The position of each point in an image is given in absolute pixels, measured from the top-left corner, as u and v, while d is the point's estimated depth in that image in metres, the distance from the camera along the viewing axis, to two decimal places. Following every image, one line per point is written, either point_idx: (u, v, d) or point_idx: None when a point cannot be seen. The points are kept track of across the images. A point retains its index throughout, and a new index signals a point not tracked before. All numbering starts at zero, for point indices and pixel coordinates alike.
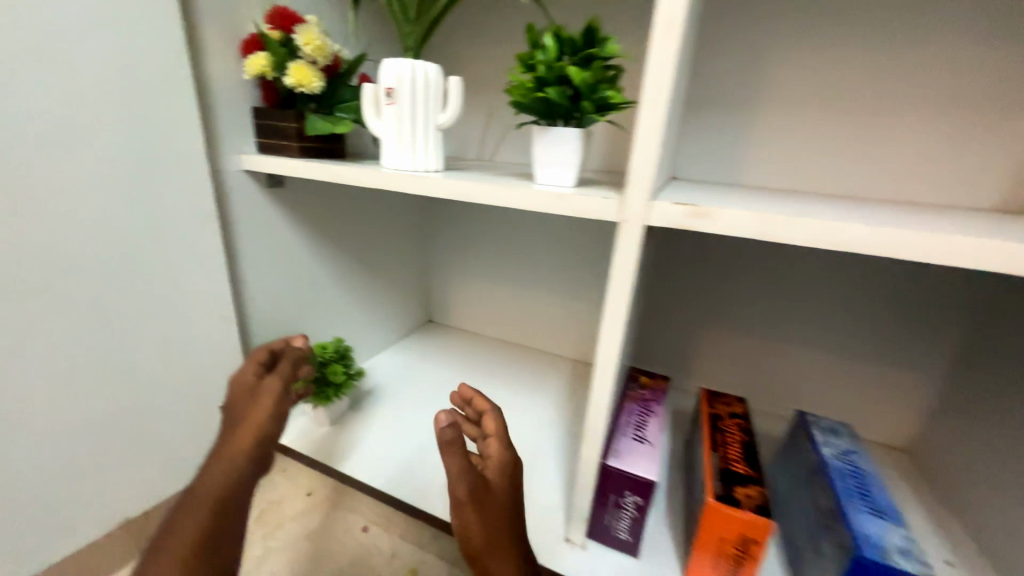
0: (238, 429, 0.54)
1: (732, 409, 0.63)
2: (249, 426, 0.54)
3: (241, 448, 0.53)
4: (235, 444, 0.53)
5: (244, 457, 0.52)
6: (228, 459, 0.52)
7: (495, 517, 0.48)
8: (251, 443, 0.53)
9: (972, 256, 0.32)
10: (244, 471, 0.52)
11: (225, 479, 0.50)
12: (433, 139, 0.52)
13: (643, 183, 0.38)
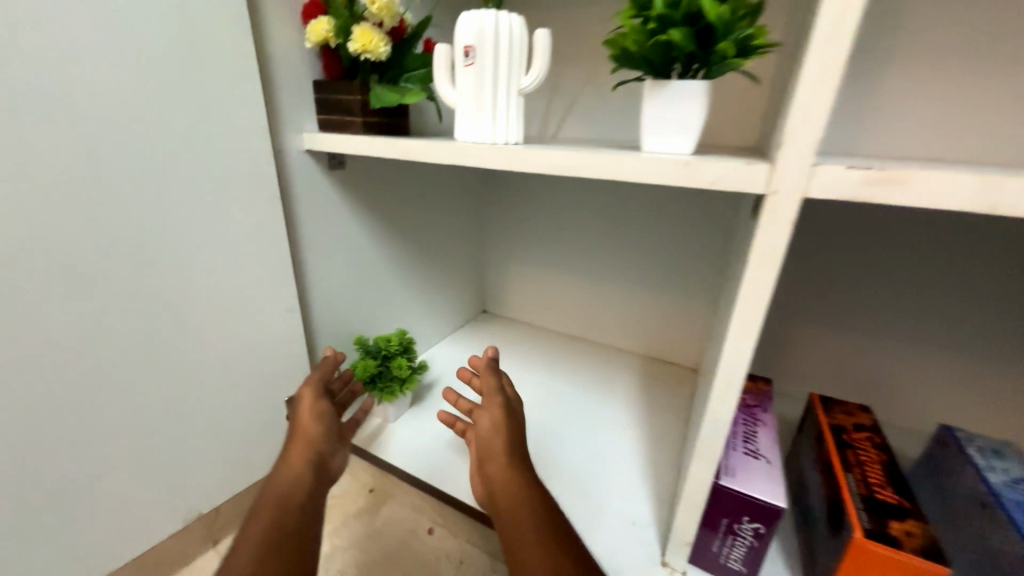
0: (290, 443, 0.53)
1: (857, 420, 0.53)
2: (300, 439, 0.53)
3: (294, 459, 0.51)
4: (289, 458, 0.51)
5: (297, 467, 0.51)
6: (284, 472, 0.50)
7: (514, 438, 0.51)
8: (303, 453, 0.52)
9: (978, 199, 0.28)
10: (301, 482, 0.50)
11: (284, 494, 0.48)
12: (515, 105, 0.46)
13: (807, 144, 0.30)
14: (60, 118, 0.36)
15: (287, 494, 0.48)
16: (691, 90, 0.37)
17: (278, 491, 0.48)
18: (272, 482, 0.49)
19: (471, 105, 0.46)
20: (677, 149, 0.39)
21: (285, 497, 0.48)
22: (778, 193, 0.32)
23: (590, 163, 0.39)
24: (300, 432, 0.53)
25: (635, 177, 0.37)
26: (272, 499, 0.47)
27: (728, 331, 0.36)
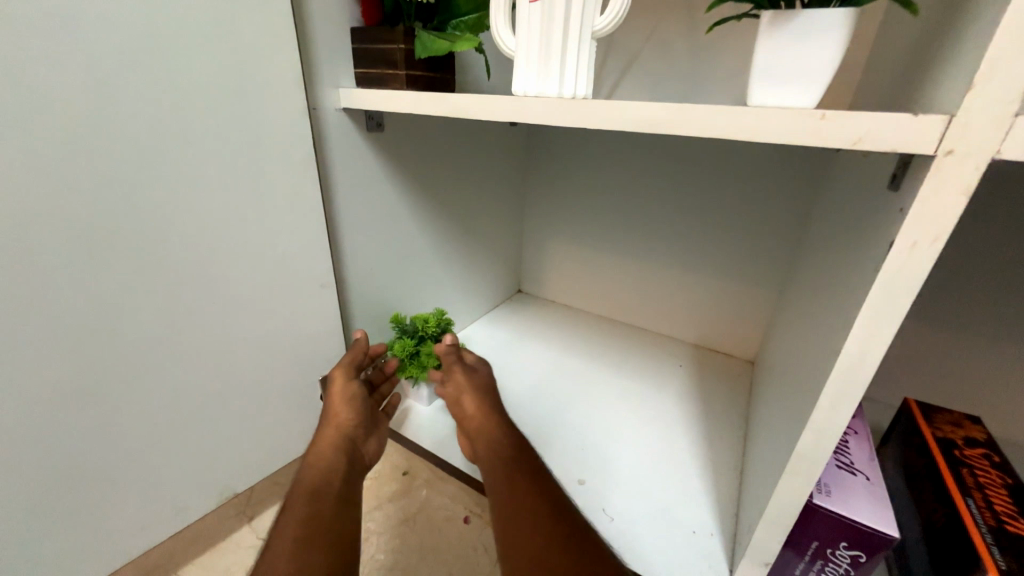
0: (321, 427, 0.50)
1: (967, 433, 0.46)
2: (331, 423, 0.50)
3: (326, 444, 0.48)
4: (320, 443, 0.48)
5: (328, 451, 0.48)
6: (315, 458, 0.47)
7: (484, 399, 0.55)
8: (335, 438, 0.49)
9: (992, 139, 0.23)
10: (333, 468, 0.46)
11: (316, 480, 0.45)
12: (588, 50, 0.38)
13: (1011, 85, 0.22)
14: (76, 57, 0.31)
15: (320, 482, 0.45)
16: (825, 24, 0.29)
17: (310, 477, 0.45)
18: (304, 467, 0.46)
19: (535, 52, 0.39)
20: (797, 103, 0.31)
21: (319, 485, 0.44)
22: (954, 151, 0.24)
23: (685, 117, 0.32)
24: (332, 417, 0.51)
25: (745, 135, 0.30)
26: (304, 487, 0.44)
27: (856, 322, 0.29)
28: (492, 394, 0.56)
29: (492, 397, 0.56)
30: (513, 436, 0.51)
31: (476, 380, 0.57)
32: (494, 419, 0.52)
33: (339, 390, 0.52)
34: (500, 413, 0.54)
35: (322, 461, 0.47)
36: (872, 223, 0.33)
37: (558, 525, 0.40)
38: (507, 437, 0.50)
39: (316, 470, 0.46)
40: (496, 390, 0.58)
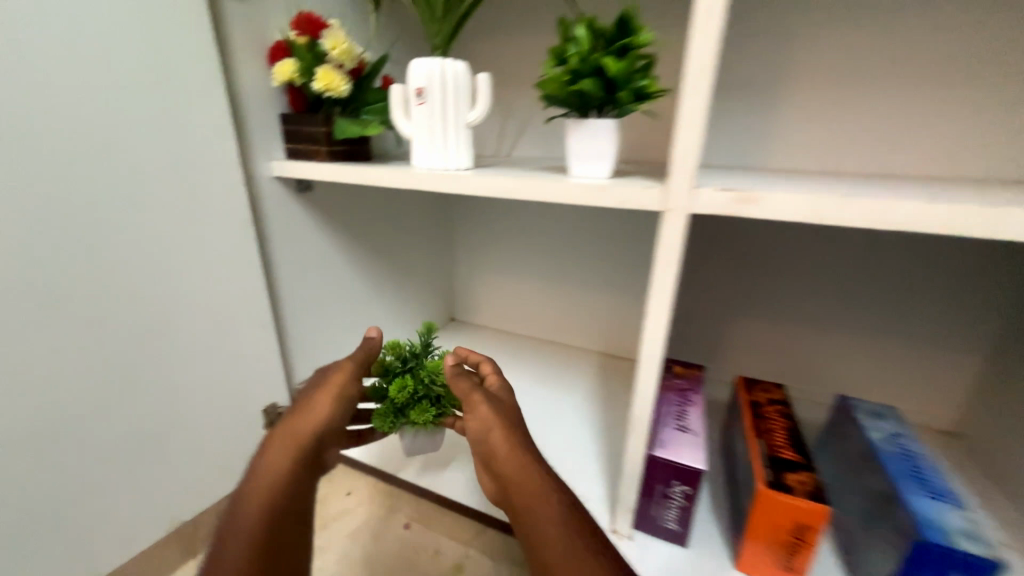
0: (291, 420, 0.51)
1: (771, 395, 0.63)
2: (303, 421, 0.51)
3: (292, 445, 0.50)
4: (285, 441, 0.50)
5: (297, 452, 0.50)
6: (280, 459, 0.49)
7: (512, 425, 0.47)
8: (302, 439, 0.50)
9: (689, 203, 0.39)
10: (296, 474, 0.49)
11: (279, 486, 0.48)
12: (464, 137, 0.52)
13: (688, 170, 0.38)
14: (45, 157, 0.40)
15: (278, 488, 0.48)
16: (604, 127, 0.45)
17: (271, 482, 0.48)
18: (266, 461, 0.49)
19: (424, 137, 0.52)
20: (597, 176, 0.47)
21: (279, 493, 0.48)
22: (671, 210, 0.40)
23: (527, 188, 0.47)
24: (305, 414, 0.51)
25: (564, 199, 0.45)
26: (263, 489, 0.47)
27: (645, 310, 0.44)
28: (517, 419, 0.49)
29: (512, 413, 0.49)
30: (532, 447, 0.47)
31: (500, 408, 0.49)
32: (519, 454, 0.46)
33: (325, 392, 0.52)
34: (526, 441, 0.47)
35: (288, 465, 0.49)
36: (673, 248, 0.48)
37: (536, 527, 0.42)
38: (517, 455, 0.46)
39: (281, 476, 0.48)
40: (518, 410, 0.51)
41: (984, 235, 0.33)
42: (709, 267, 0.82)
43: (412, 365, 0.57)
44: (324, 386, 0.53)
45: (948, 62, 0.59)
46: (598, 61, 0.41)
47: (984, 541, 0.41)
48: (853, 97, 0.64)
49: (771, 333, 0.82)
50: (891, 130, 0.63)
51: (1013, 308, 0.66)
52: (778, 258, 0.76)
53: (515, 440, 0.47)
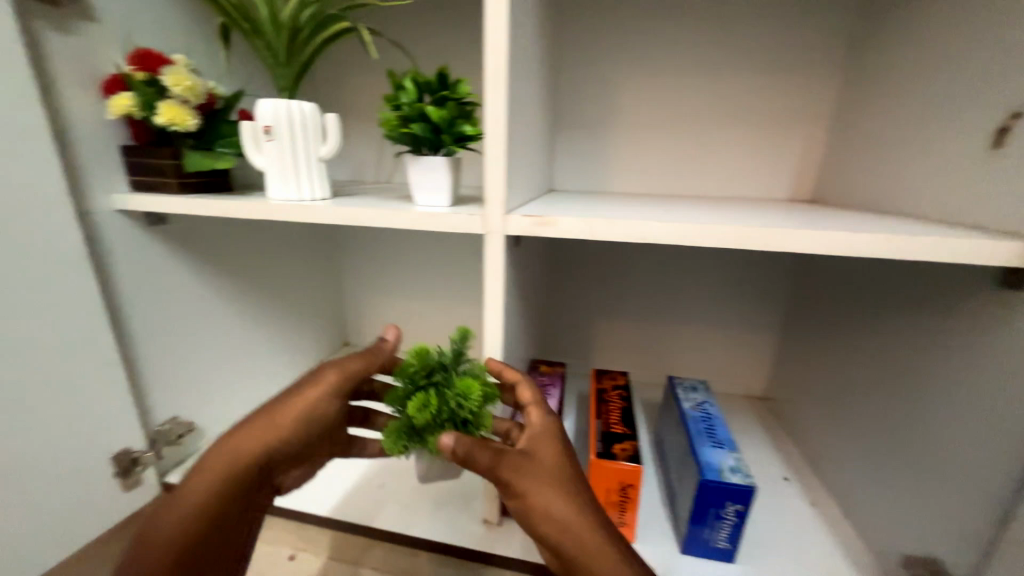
0: (260, 417, 0.50)
1: (615, 381, 0.74)
2: (273, 420, 0.50)
3: (257, 442, 0.49)
4: (253, 434, 0.49)
5: (262, 452, 0.49)
6: (237, 456, 0.48)
7: (540, 483, 0.43)
8: (268, 437, 0.49)
9: (504, 227, 0.48)
10: (253, 473, 0.49)
11: (230, 484, 0.48)
12: (317, 170, 0.57)
13: (499, 200, 0.47)
14: None
15: (228, 485, 0.48)
16: (437, 164, 0.52)
17: (221, 478, 0.48)
18: (223, 453, 0.49)
19: (275, 171, 0.55)
20: (437, 204, 0.54)
21: (228, 489, 0.48)
22: (490, 233, 0.48)
23: (374, 217, 0.53)
24: (271, 414, 0.50)
25: (407, 225, 0.51)
26: (209, 485, 0.47)
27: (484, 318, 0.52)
28: (549, 473, 0.44)
29: (535, 463, 0.44)
30: (564, 480, 0.44)
31: (521, 472, 0.43)
32: (545, 503, 0.42)
33: (310, 393, 0.51)
34: (555, 495, 0.43)
35: (244, 465, 0.48)
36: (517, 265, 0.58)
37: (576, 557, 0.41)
38: (552, 498, 0.42)
39: (234, 474, 0.48)
40: (547, 462, 0.44)
41: (704, 245, 0.45)
42: (573, 280, 0.94)
43: (438, 379, 0.48)
44: (297, 387, 0.52)
45: (710, 114, 0.79)
46: (421, 109, 0.49)
47: (744, 473, 0.54)
48: (658, 142, 0.83)
49: (627, 334, 0.96)
50: (686, 167, 0.83)
51: (785, 300, 0.86)
52: (624, 269, 0.91)
53: (542, 488, 0.43)
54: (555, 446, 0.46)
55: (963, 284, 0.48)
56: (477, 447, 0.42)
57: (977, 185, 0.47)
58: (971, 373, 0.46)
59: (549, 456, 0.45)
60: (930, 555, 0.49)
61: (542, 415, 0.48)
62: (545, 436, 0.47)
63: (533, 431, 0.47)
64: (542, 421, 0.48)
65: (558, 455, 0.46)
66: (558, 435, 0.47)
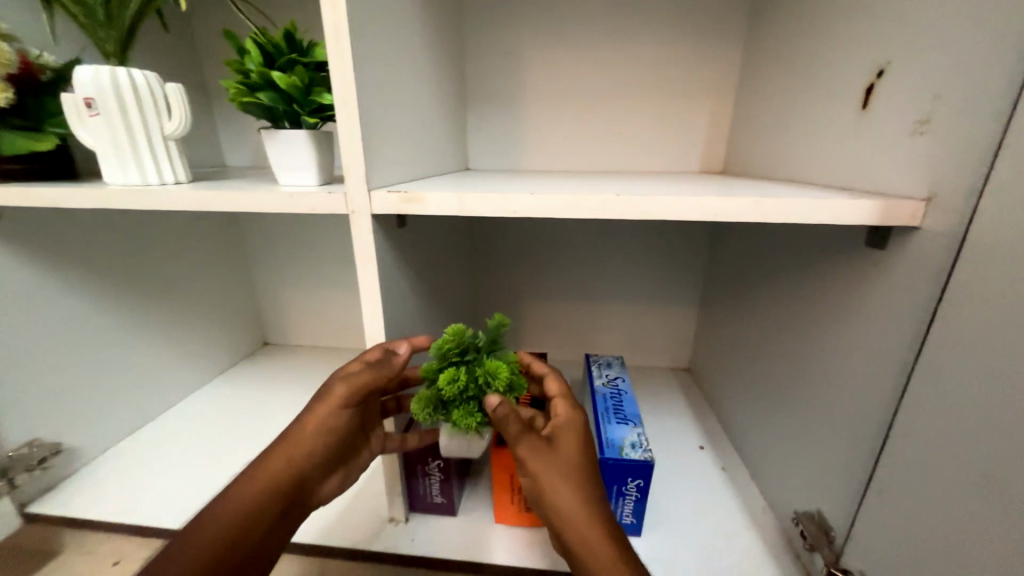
0: (280, 444, 0.45)
1: None
2: (288, 444, 0.45)
3: (267, 475, 0.44)
4: (266, 464, 0.44)
5: (275, 481, 0.44)
6: (246, 493, 0.43)
7: (561, 468, 0.43)
8: (279, 467, 0.44)
9: (370, 205, 0.44)
10: (266, 508, 0.43)
11: (238, 527, 0.41)
12: (163, 150, 0.50)
13: (359, 176, 0.43)
14: None
15: (239, 528, 0.41)
16: (298, 138, 0.47)
17: (229, 523, 0.41)
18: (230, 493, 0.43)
19: (108, 151, 0.48)
20: (306, 183, 0.49)
21: (240, 533, 0.41)
22: (355, 212, 0.44)
23: (227, 199, 0.47)
24: (294, 434, 0.45)
25: (265, 207, 0.46)
26: (215, 534, 0.40)
27: (361, 306, 0.48)
28: (573, 463, 0.43)
29: (556, 454, 0.43)
30: (581, 476, 0.43)
31: (545, 455, 0.43)
32: (561, 490, 0.42)
33: (320, 408, 0.45)
34: (577, 482, 0.43)
35: (253, 501, 0.43)
36: (407, 248, 0.54)
37: (584, 554, 0.41)
38: (567, 492, 0.42)
39: (245, 513, 0.42)
40: (576, 452, 0.44)
41: (578, 216, 0.43)
42: (496, 263, 0.91)
43: (474, 358, 0.45)
44: (320, 399, 0.45)
45: (619, 85, 0.77)
46: (271, 76, 0.43)
47: (645, 447, 0.54)
48: (569, 116, 0.80)
49: (555, 315, 0.94)
50: (599, 141, 0.81)
51: (704, 273, 0.87)
52: (546, 249, 0.89)
53: (558, 481, 0.42)
54: (579, 440, 0.45)
55: (838, 246, 0.49)
56: (509, 417, 0.42)
57: (849, 147, 0.47)
58: (844, 332, 0.47)
59: (575, 448, 0.44)
60: (816, 511, 0.51)
61: (574, 410, 0.47)
62: (569, 429, 0.45)
63: (559, 422, 0.45)
64: (570, 414, 0.46)
65: (580, 449, 0.44)
66: (584, 431, 0.46)
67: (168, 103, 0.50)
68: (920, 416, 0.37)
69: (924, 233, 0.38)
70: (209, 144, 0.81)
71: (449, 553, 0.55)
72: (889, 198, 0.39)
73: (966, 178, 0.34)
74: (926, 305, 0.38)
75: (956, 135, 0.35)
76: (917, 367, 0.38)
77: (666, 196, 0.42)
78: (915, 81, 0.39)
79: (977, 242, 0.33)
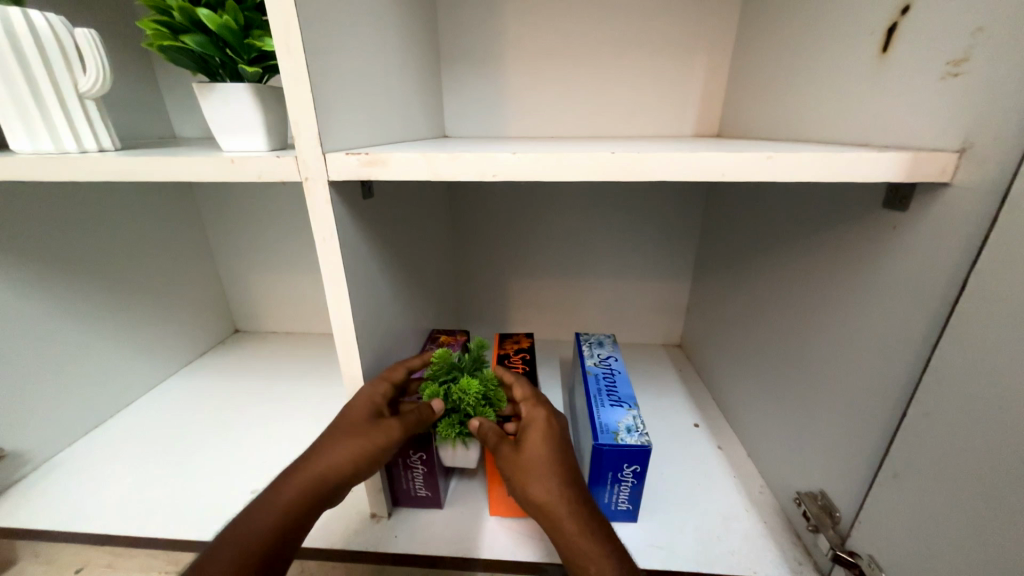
0: (312, 459, 0.43)
1: (520, 345, 0.68)
2: (322, 462, 0.42)
3: (300, 491, 0.41)
4: (297, 479, 0.42)
5: (307, 496, 0.42)
6: (280, 506, 0.40)
7: (536, 469, 0.43)
8: (311, 483, 0.42)
9: (327, 170, 0.38)
10: (298, 527, 0.41)
11: (268, 546, 0.38)
12: (72, 109, 0.43)
13: (311, 136, 0.36)
14: None
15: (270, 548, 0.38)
16: (237, 95, 0.40)
17: (259, 540, 0.38)
18: (259, 509, 0.40)
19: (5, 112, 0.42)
20: (252, 148, 0.42)
21: (271, 554, 0.38)
22: (309, 178, 0.38)
23: (152, 167, 0.40)
24: (333, 453, 0.42)
25: (201, 175, 0.39)
26: (241, 551, 0.37)
27: (324, 288, 0.42)
28: (549, 460, 0.43)
29: (523, 454, 0.43)
30: (551, 470, 0.43)
31: (520, 460, 0.43)
32: (540, 491, 0.42)
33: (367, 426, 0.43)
34: (556, 479, 0.42)
35: (286, 518, 0.40)
36: (375, 223, 0.49)
37: (570, 550, 0.40)
38: (540, 489, 0.42)
39: (277, 529, 0.39)
40: (549, 449, 0.44)
41: (567, 179, 0.38)
42: (480, 239, 0.86)
43: (455, 377, 0.51)
44: (366, 427, 0.43)
45: (610, 40, 0.70)
46: (193, 14, 0.38)
47: (641, 431, 0.50)
48: (554, 76, 0.73)
49: (542, 293, 0.90)
50: (587, 104, 0.75)
51: (698, 246, 0.83)
52: (532, 223, 0.83)
53: (529, 479, 0.42)
54: (548, 436, 0.45)
55: (851, 210, 0.45)
56: (483, 427, 0.46)
57: (863, 100, 0.43)
58: (856, 305, 0.44)
59: (548, 445, 0.44)
60: (819, 490, 0.49)
61: (536, 407, 0.48)
62: (534, 425, 0.46)
63: (525, 421, 0.46)
64: (534, 412, 0.47)
65: (548, 444, 0.44)
66: (552, 424, 0.46)
67: (77, 56, 0.44)
68: (940, 393, 0.34)
69: (954, 190, 0.34)
70: (152, 110, 0.73)
71: (437, 550, 0.51)
72: (917, 151, 0.35)
73: (1008, 125, 0.30)
74: (954, 271, 0.34)
75: (997, 76, 0.31)
76: (940, 339, 0.35)
77: (667, 155, 0.37)
78: (949, 15, 0.34)
79: (1020, 199, 0.29)
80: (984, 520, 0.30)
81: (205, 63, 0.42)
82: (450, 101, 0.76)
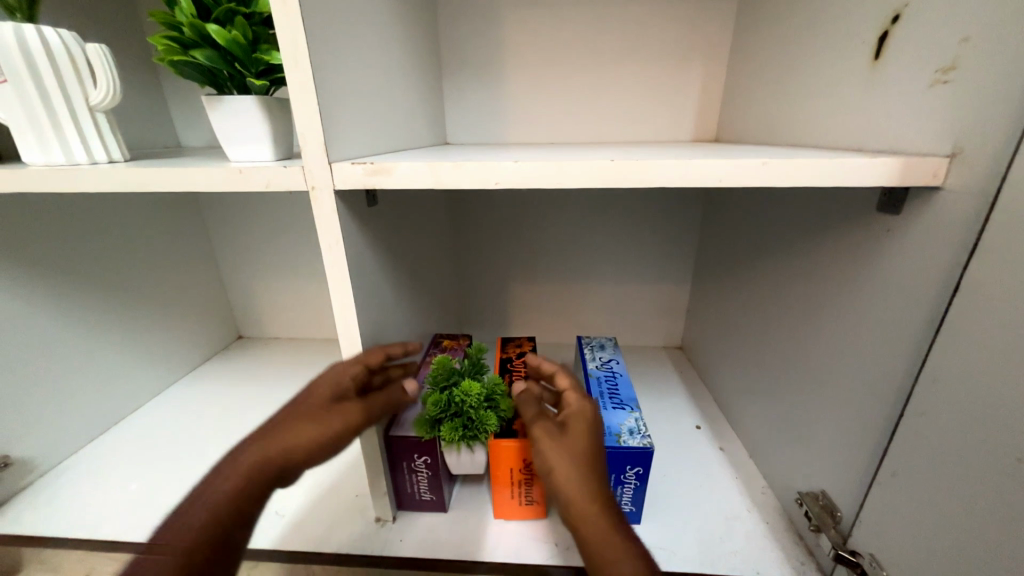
0: (265, 439, 0.41)
1: (522, 348, 0.69)
2: (277, 445, 0.41)
3: (251, 473, 0.39)
4: (247, 458, 0.40)
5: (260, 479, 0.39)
6: (227, 492, 0.37)
7: (570, 453, 0.42)
8: (264, 465, 0.40)
9: (334, 179, 0.39)
10: (248, 513, 0.38)
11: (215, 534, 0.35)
12: (87, 121, 0.44)
13: (318, 147, 0.37)
14: None
15: (223, 532, 0.35)
16: (245, 107, 0.41)
17: (206, 528, 0.35)
18: (202, 497, 0.37)
19: (20, 125, 0.43)
20: (260, 158, 0.43)
21: (220, 543, 0.35)
22: (315, 187, 0.39)
23: (162, 179, 0.40)
24: (291, 435, 0.41)
25: (210, 186, 0.40)
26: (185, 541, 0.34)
27: (330, 295, 0.43)
28: (584, 449, 0.42)
29: (562, 435, 0.44)
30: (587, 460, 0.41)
31: (556, 442, 0.43)
32: (571, 475, 0.40)
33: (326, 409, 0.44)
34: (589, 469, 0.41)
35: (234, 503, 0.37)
36: (379, 230, 0.49)
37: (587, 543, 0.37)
38: (563, 465, 0.41)
39: (224, 516, 0.36)
40: (591, 441, 0.43)
41: (568, 186, 0.39)
42: (481, 244, 0.86)
43: (456, 380, 0.54)
44: (327, 408, 0.44)
45: (607, 48, 0.72)
46: (203, 30, 0.39)
47: (643, 433, 0.51)
48: (554, 83, 0.75)
49: (544, 297, 0.91)
50: (586, 111, 0.76)
51: (697, 248, 0.84)
52: (533, 228, 0.84)
53: (561, 461, 0.42)
54: (590, 428, 0.44)
55: (846, 214, 0.45)
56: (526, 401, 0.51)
57: (856, 107, 0.44)
58: (852, 306, 0.44)
59: (588, 435, 0.43)
60: (820, 490, 0.49)
61: (583, 399, 0.48)
62: (579, 415, 0.46)
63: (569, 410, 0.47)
64: (580, 404, 0.47)
65: (590, 436, 0.43)
66: (596, 419, 0.46)
67: (90, 69, 0.45)
68: (937, 393, 0.35)
69: (945, 193, 0.35)
70: (157, 121, 0.74)
71: (442, 553, 0.52)
72: (909, 156, 0.35)
73: (997, 130, 0.31)
74: (948, 272, 0.35)
75: (986, 83, 0.32)
76: (935, 340, 0.35)
77: (665, 162, 0.38)
78: (936, 27, 0.36)
79: (1010, 202, 0.30)
80: (984, 517, 0.31)
81: (213, 75, 0.43)
82: (450, 110, 0.77)
